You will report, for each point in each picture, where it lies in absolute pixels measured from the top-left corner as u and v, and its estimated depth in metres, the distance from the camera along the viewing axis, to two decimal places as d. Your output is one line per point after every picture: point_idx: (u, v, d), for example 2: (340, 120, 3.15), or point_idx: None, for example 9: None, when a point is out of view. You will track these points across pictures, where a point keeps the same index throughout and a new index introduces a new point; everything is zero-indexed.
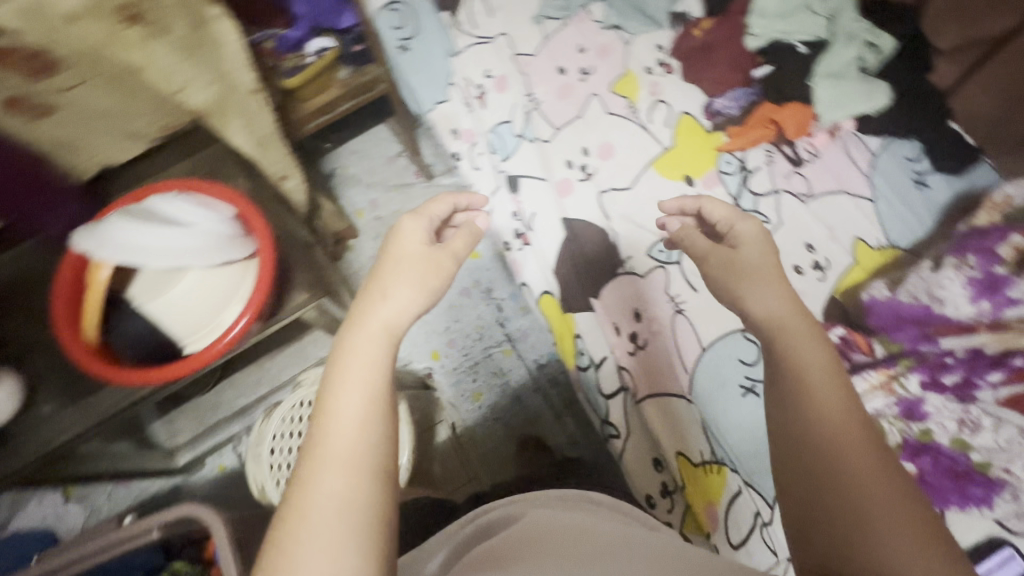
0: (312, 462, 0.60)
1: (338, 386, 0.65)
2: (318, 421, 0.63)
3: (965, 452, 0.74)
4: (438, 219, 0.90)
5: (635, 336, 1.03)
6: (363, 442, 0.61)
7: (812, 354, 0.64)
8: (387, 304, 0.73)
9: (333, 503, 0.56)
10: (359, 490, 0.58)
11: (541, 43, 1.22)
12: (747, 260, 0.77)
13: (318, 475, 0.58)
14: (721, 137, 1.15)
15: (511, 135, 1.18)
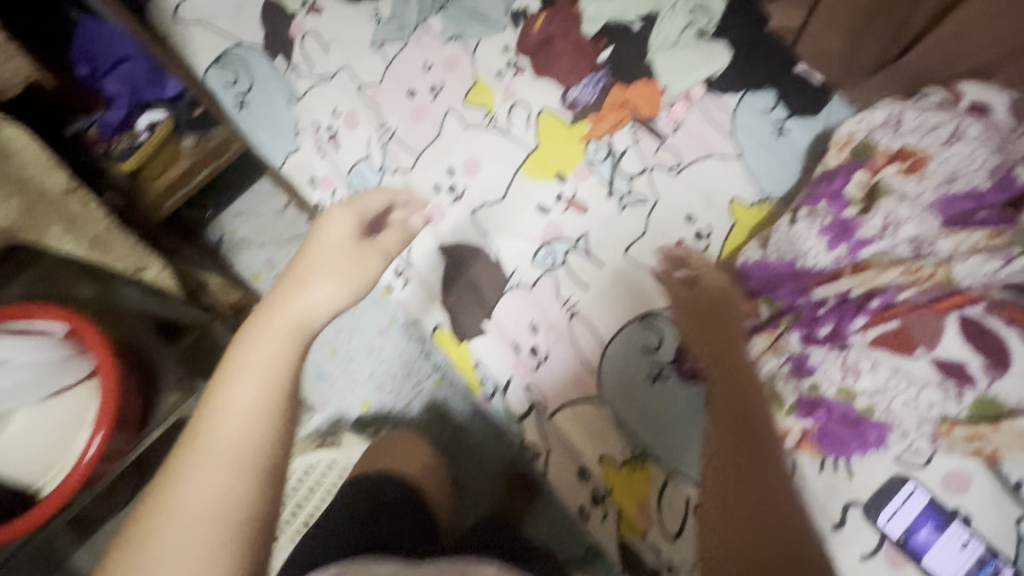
0: (191, 456, 0.63)
1: (228, 383, 0.67)
2: (206, 407, 0.66)
3: (849, 399, 0.73)
4: (371, 211, 0.99)
5: (536, 349, 1.01)
6: (249, 444, 0.64)
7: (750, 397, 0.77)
8: (316, 294, 0.79)
9: (215, 502, 0.60)
10: (233, 486, 0.61)
11: (385, 70, 1.17)
12: (710, 300, 0.89)
13: (200, 469, 0.61)
14: (585, 125, 1.13)
15: (371, 171, 1.14)
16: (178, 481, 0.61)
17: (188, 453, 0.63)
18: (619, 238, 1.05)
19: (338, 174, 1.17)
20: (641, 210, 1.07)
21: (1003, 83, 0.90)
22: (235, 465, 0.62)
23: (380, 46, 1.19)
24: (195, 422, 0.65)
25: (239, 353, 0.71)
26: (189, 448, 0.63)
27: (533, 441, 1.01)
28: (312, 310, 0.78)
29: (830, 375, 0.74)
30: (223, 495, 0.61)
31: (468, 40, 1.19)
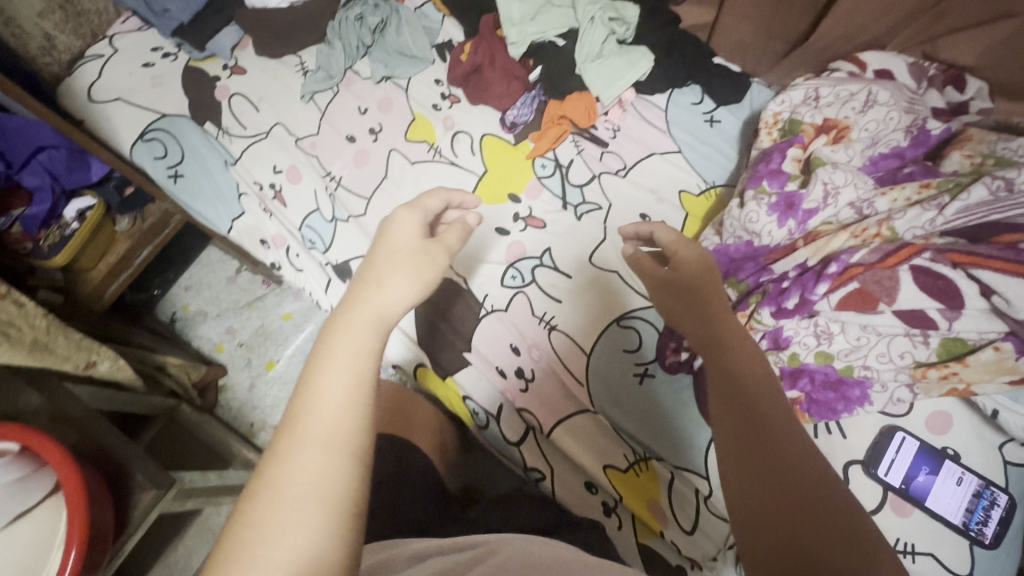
0: (298, 424, 0.43)
1: (349, 320, 0.50)
2: (327, 345, 0.48)
3: (829, 362, 0.76)
4: (434, 214, 0.66)
5: (522, 370, 0.99)
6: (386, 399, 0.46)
7: (753, 368, 0.60)
8: (388, 284, 0.53)
9: (299, 501, 0.39)
10: (326, 493, 0.40)
11: (321, 119, 1.17)
12: (680, 269, 0.70)
13: (307, 433, 0.42)
14: (528, 143, 1.16)
15: (323, 223, 1.09)
16: (276, 461, 0.41)
17: (276, 435, 0.43)
18: (583, 248, 1.06)
19: (287, 231, 1.11)
20: (598, 216, 1.10)
21: (895, 49, 1.03)
22: (303, 478, 0.40)
23: (312, 97, 1.18)
24: (317, 351, 0.47)
25: (345, 305, 0.51)
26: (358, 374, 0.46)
27: (535, 465, 0.98)
28: (375, 284, 0.53)
29: (805, 342, 0.78)
30: (292, 527, 0.38)
31: (399, 79, 1.21)
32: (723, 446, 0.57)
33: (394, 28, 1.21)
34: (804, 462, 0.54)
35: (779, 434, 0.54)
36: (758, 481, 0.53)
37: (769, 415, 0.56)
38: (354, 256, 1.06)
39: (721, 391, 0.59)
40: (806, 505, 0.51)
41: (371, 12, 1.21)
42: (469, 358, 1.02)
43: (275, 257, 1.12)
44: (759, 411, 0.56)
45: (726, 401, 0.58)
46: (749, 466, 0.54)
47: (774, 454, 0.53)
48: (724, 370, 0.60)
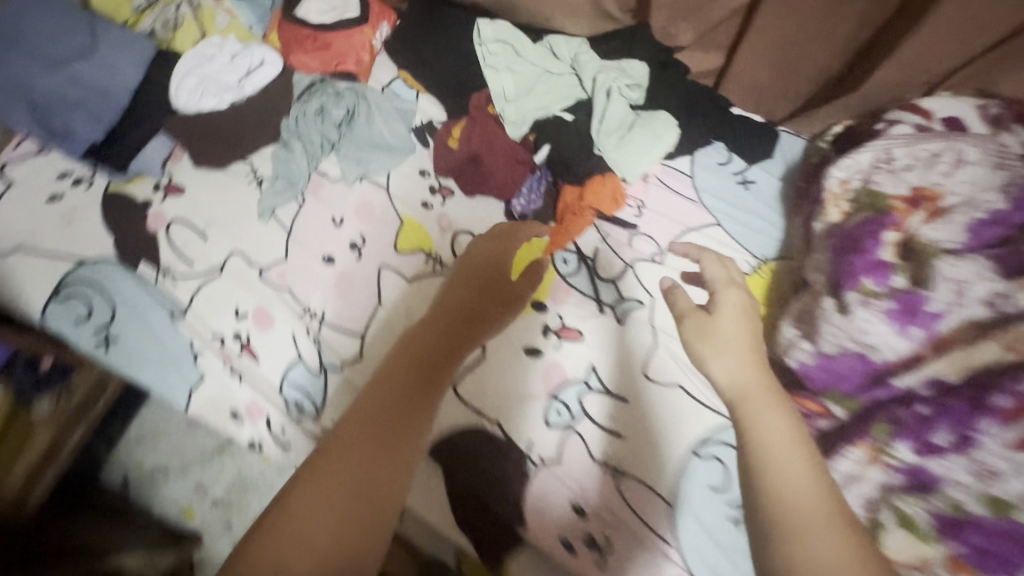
0: (350, 424, 0.66)
1: (398, 380, 0.71)
2: (384, 377, 0.71)
3: (1005, 513, 0.62)
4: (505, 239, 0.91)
5: (594, 537, 0.80)
6: (396, 394, 0.69)
7: (776, 428, 0.65)
8: (423, 347, 0.76)
9: (335, 443, 0.63)
10: (350, 440, 0.64)
11: (288, 240, 0.95)
12: (723, 328, 0.78)
13: (359, 423, 0.66)
14: (543, 233, 0.96)
15: (310, 376, 0.86)
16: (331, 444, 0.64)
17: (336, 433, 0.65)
18: (636, 363, 0.87)
19: (261, 397, 0.84)
20: (642, 316, 0.91)
21: (948, 88, 0.89)
22: (344, 442, 0.63)
23: (272, 213, 0.96)
24: (377, 385, 0.70)
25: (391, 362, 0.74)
26: (398, 368, 0.72)
27: None
28: (417, 353, 0.75)
29: (960, 485, 0.64)
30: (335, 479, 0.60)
31: (378, 176, 1.01)
32: (749, 476, 0.62)
33: (365, 119, 1.01)
34: (823, 508, 0.58)
35: (794, 483, 0.59)
36: (781, 508, 0.58)
37: (786, 463, 0.61)
38: None
39: (752, 446, 0.64)
40: (807, 530, 0.56)
41: (335, 102, 1.00)
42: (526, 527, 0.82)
43: (250, 434, 0.84)
44: (772, 468, 0.61)
45: (758, 452, 0.63)
46: (768, 499, 0.59)
47: (777, 488, 0.59)
48: (757, 442, 0.64)
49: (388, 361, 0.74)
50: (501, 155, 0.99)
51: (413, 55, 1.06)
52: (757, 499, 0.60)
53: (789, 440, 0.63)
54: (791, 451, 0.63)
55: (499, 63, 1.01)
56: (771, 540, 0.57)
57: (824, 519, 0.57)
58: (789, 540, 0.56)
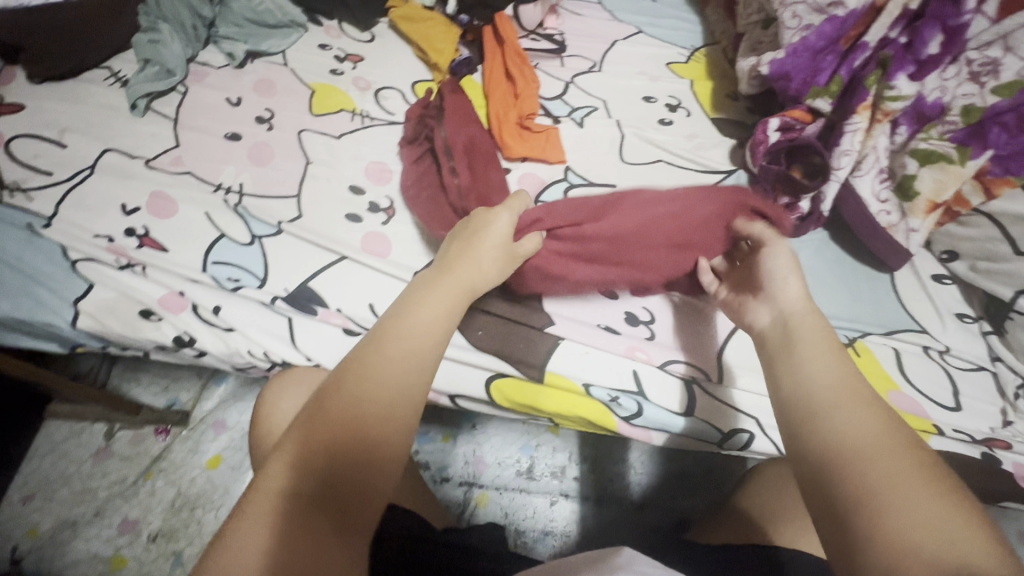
0: (304, 424, 0.39)
1: (387, 355, 0.42)
2: (369, 363, 0.41)
3: (1021, 89, 0.58)
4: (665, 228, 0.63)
5: (634, 313, 0.66)
6: (397, 413, 0.40)
7: (813, 368, 0.41)
8: (423, 309, 0.46)
9: (276, 481, 0.36)
10: (312, 488, 0.36)
11: (175, 128, 0.78)
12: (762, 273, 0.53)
13: (338, 429, 0.38)
14: (474, 77, 0.90)
15: (242, 248, 0.67)
16: (270, 465, 0.37)
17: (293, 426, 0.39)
18: (599, 157, 0.81)
19: (179, 284, 0.64)
20: (599, 116, 0.86)
21: None
22: (304, 471, 0.37)
23: (149, 106, 0.79)
24: (360, 356, 0.42)
25: (393, 325, 0.44)
26: (393, 355, 0.42)
27: (737, 424, 0.60)
28: (420, 327, 0.44)
29: (965, 94, 0.61)
30: (289, 539, 0.34)
31: (271, 55, 0.88)
32: (793, 444, 0.39)
33: None
34: (883, 435, 0.36)
35: (834, 419, 0.37)
36: (833, 439, 0.36)
37: (831, 395, 0.39)
38: (311, 273, 0.66)
39: (778, 378, 0.43)
40: (875, 472, 0.34)
41: None
42: (562, 336, 0.63)
43: (175, 330, 0.62)
44: (835, 416, 0.38)
45: (799, 400, 0.40)
46: (838, 457, 0.35)
47: (832, 438, 0.36)
48: (798, 390, 0.41)
49: (386, 329, 0.44)
50: (421, 23, 0.91)
51: None
52: (793, 429, 0.39)
53: (841, 381, 0.39)
54: (825, 366, 0.41)
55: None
56: (824, 492, 0.35)
57: (897, 461, 0.34)
58: (845, 464, 0.35)
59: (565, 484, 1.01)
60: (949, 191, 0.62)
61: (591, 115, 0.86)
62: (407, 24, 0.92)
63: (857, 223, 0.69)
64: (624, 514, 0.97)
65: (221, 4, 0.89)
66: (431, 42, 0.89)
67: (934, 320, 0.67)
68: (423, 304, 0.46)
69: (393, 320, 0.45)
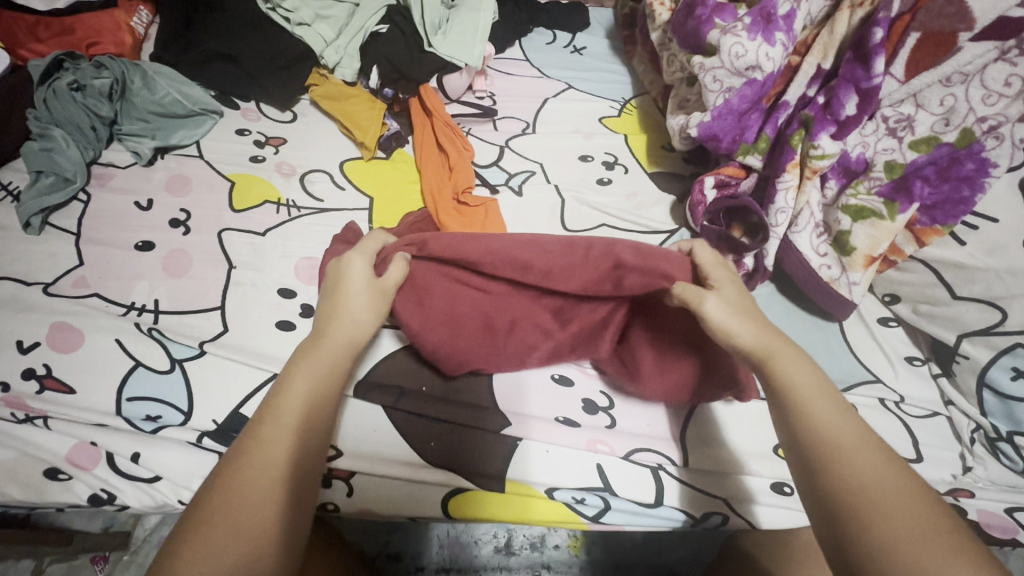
0: (206, 526, 0.40)
1: (274, 441, 0.44)
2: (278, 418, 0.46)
3: (937, 144, 0.60)
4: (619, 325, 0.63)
5: (592, 400, 0.64)
6: (304, 491, 0.45)
7: (825, 412, 0.44)
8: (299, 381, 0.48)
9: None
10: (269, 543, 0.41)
11: (77, 243, 0.71)
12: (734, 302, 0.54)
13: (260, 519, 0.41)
14: (406, 150, 0.88)
15: (162, 376, 0.61)
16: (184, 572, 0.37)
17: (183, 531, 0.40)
18: (543, 224, 0.79)
19: (90, 432, 0.57)
20: (538, 182, 0.84)
21: None
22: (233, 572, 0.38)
23: (45, 221, 0.72)
24: (244, 450, 0.44)
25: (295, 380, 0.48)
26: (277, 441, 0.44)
27: (709, 507, 0.58)
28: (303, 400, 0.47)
29: (886, 149, 0.63)
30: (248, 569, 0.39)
31: (184, 148, 0.83)
32: (810, 480, 0.41)
33: (142, 86, 0.84)
34: (900, 485, 0.39)
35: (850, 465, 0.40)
36: (848, 485, 0.40)
37: (843, 441, 0.42)
38: (241, 398, 0.60)
39: (787, 403, 0.45)
40: (891, 524, 0.37)
41: (94, 73, 0.82)
42: (520, 437, 0.60)
43: (90, 488, 0.56)
44: (826, 435, 0.42)
45: (815, 438, 0.42)
46: (856, 506, 0.38)
47: (850, 484, 0.40)
48: (813, 430, 0.43)
49: (267, 420, 0.45)
50: (344, 101, 0.89)
51: (184, 22, 0.93)
52: (811, 469, 0.42)
53: (856, 430, 0.43)
54: (841, 414, 0.44)
55: (307, 16, 0.93)
56: (840, 537, 0.38)
57: (907, 514, 0.38)
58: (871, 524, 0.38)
59: (546, 554, 0.91)
60: (884, 244, 0.63)
61: (529, 181, 0.84)
62: (327, 102, 0.89)
63: (802, 280, 0.69)
64: None
65: (122, 97, 0.83)
66: (355, 119, 0.86)
67: (886, 367, 0.68)
68: (298, 378, 0.48)
69: (271, 401, 0.47)
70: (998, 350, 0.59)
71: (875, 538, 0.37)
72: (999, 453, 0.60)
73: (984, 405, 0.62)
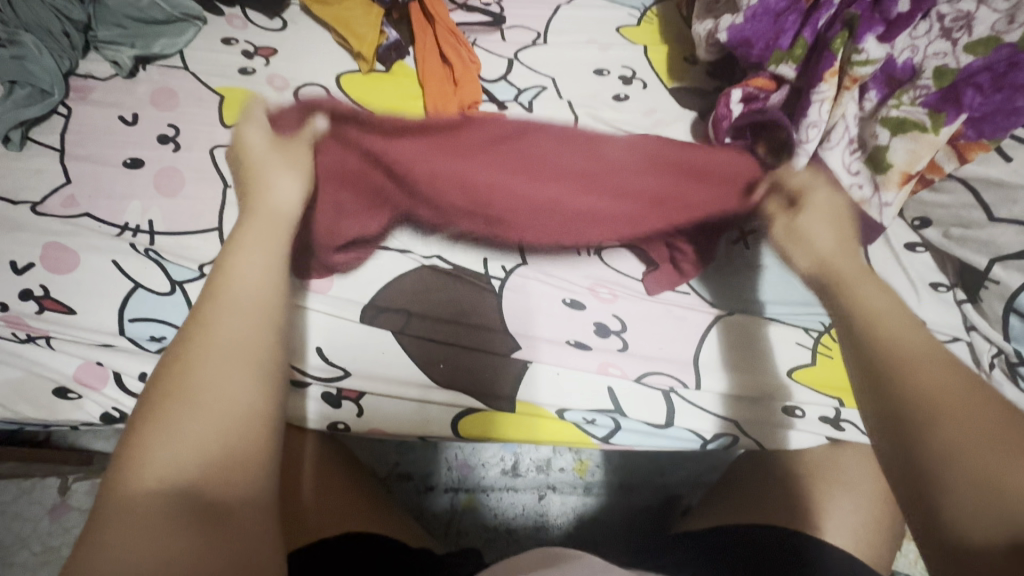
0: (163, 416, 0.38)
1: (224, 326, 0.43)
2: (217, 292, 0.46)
3: (997, 45, 0.54)
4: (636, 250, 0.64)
5: (603, 323, 0.62)
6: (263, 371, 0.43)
7: (914, 337, 0.48)
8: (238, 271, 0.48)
9: (176, 481, 0.35)
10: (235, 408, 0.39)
11: (61, 160, 0.67)
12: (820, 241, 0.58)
13: (232, 407, 0.39)
14: (407, 62, 0.82)
15: (162, 297, 0.59)
16: (142, 467, 0.35)
17: (134, 435, 0.37)
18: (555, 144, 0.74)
19: (95, 352, 0.57)
20: (549, 97, 0.78)
21: None
22: (202, 458, 0.36)
23: (26, 137, 0.68)
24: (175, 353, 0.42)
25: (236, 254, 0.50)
26: (225, 333, 0.43)
27: (720, 429, 0.58)
28: (254, 293, 0.46)
29: (937, 53, 0.57)
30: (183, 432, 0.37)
31: (167, 59, 0.76)
32: (889, 394, 0.45)
33: None
34: (988, 412, 0.42)
35: (926, 376, 0.44)
36: (927, 399, 0.43)
37: (949, 377, 0.45)
38: None
39: (863, 319, 0.50)
40: (972, 449, 0.39)
41: None
42: (530, 359, 0.59)
43: (101, 407, 0.56)
44: (896, 347, 0.47)
45: (895, 358, 0.46)
46: (931, 410, 0.42)
47: (925, 393, 0.43)
48: (888, 346, 0.47)
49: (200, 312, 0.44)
50: (339, 7, 0.81)
51: None
52: (887, 382, 0.45)
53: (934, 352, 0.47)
54: (911, 334, 0.48)
55: None
56: (919, 439, 0.41)
57: (981, 417, 0.41)
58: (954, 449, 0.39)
59: (551, 476, 0.93)
60: (924, 160, 0.58)
61: (539, 95, 0.78)
62: (321, 7, 0.81)
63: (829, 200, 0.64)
64: (615, 499, 0.92)
65: (95, 3, 0.77)
66: (351, 28, 0.79)
67: (908, 292, 0.64)
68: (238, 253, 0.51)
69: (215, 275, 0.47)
70: None
71: (951, 453, 0.39)
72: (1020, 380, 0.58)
73: (1009, 330, 0.59)
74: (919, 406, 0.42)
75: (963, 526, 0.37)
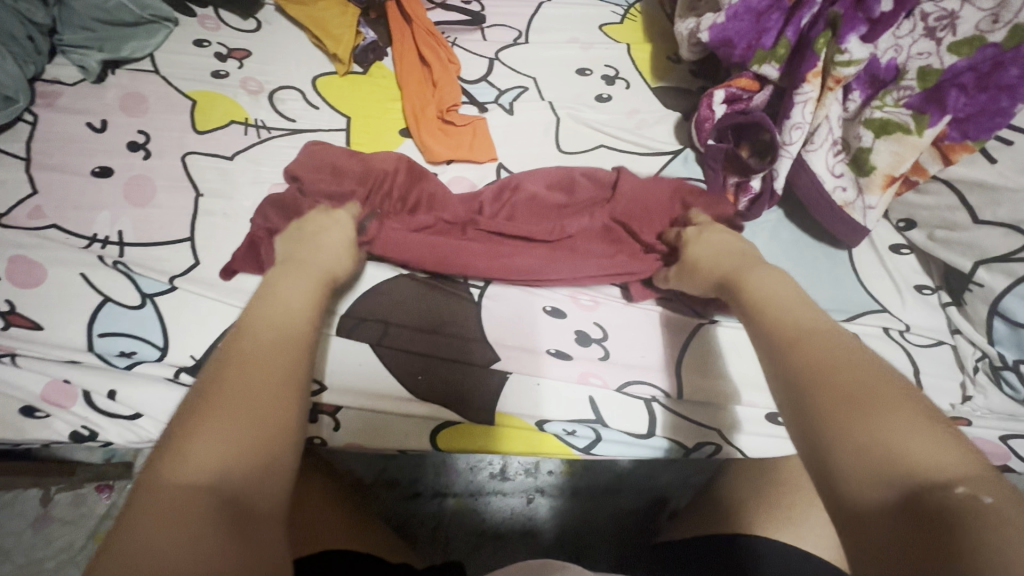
0: (209, 414, 0.36)
1: (259, 333, 0.42)
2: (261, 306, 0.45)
3: (982, 45, 0.53)
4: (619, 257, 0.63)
5: (585, 331, 0.61)
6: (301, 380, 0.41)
7: (797, 311, 0.43)
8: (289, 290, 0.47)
9: (206, 487, 0.32)
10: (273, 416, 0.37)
11: (28, 169, 0.65)
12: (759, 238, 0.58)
13: (272, 419, 0.37)
14: (386, 63, 0.80)
15: (132, 311, 0.58)
16: (182, 465, 0.32)
17: (182, 429, 0.35)
18: (537, 147, 0.73)
19: (61, 369, 0.55)
20: (530, 98, 0.77)
21: None
22: (236, 467, 0.34)
23: None
24: (224, 358, 0.40)
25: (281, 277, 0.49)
26: (274, 343, 0.41)
27: (703, 438, 0.57)
28: (287, 315, 0.44)
29: (921, 53, 0.56)
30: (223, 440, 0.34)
31: (137, 62, 0.74)
32: (783, 369, 0.38)
33: None
34: (870, 373, 0.36)
35: (813, 348, 0.38)
36: (813, 373, 0.36)
37: (831, 336, 0.40)
38: (218, 334, 0.58)
39: (751, 305, 0.46)
40: (857, 409, 0.33)
41: None
42: (510, 370, 0.58)
43: (70, 425, 0.55)
44: (781, 322, 0.42)
45: (786, 331, 0.41)
46: (823, 381, 0.36)
47: (818, 366, 0.37)
48: (780, 323, 0.42)
49: (250, 323, 0.43)
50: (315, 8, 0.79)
51: None
52: (778, 356, 0.40)
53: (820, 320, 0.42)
54: (801, 308, 0.44)
55: None
56: (816, 415, 0.34)
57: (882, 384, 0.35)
58: (830, 408, 0.34)
59: (539, 479, 0.92)
60: (908, 163, 0.58)
61: (521, 96, 0.77)
62: (295, 7, 0.79)
63: (812, 203, 0.64)
64: (603, 500, 0.92)
65: (59, 2, 0.74)
66: (326, 29, 0.77)
67: (892, 296, 0.65)
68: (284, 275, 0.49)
69: (271, 288, 0.47)
70: (1016, 278, 0.56)
71: (841, 423, 0.33)
72: (1002, 382, 0.58)
73: (993, 334, 0.59)
74: (817, 377, 0.36)
75: (855, 495, 0.31)
